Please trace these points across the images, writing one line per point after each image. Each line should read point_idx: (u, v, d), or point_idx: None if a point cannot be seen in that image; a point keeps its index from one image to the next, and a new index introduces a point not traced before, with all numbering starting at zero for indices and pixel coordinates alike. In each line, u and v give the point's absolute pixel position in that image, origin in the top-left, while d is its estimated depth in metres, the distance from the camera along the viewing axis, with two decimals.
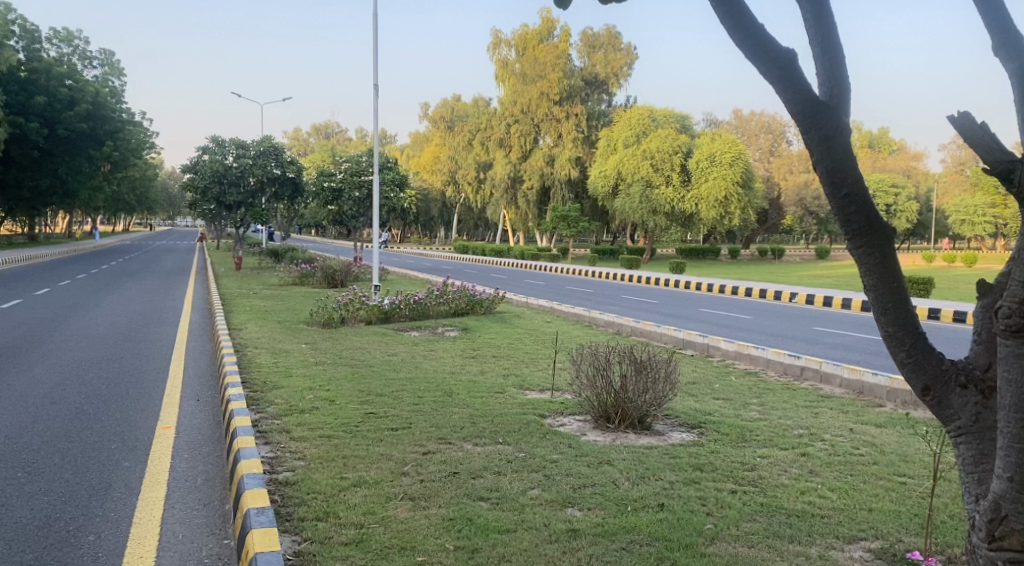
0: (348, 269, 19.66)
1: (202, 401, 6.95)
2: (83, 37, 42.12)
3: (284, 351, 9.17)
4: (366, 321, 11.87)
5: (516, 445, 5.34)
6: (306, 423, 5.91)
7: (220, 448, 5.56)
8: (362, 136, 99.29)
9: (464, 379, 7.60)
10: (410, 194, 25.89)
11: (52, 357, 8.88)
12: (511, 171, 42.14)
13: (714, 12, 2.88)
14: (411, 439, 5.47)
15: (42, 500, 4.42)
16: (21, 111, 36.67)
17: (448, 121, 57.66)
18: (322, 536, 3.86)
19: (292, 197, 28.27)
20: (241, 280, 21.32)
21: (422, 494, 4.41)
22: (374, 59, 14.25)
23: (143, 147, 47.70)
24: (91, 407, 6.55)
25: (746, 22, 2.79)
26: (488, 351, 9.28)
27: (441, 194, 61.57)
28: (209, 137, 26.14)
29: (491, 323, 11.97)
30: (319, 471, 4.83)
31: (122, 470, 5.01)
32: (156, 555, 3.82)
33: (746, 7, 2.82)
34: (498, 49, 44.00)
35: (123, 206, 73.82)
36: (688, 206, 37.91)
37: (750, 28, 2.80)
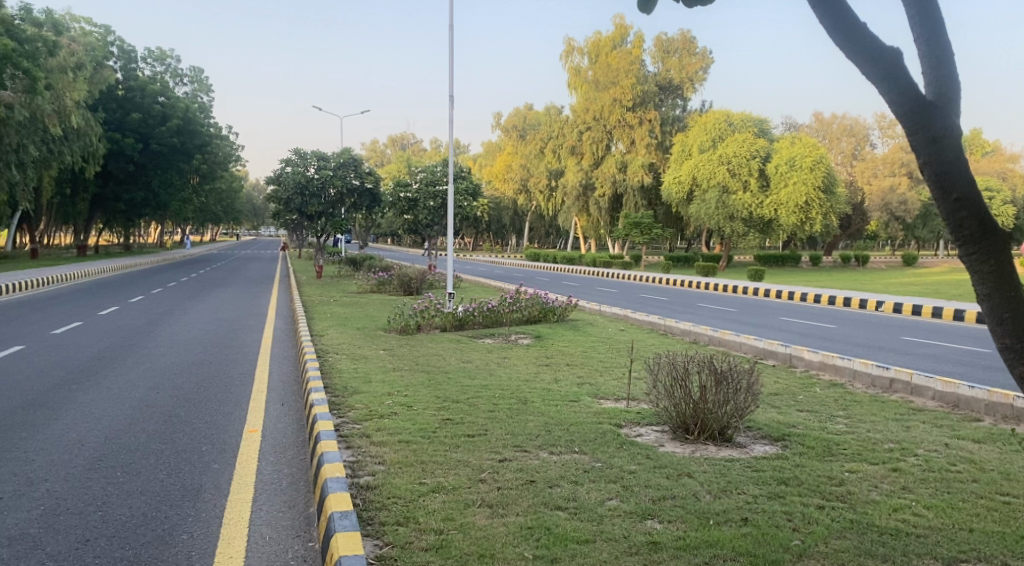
0: (423, 276, 19.91)
1: (287, 406, 7.18)
2: (175, 56, 44.27)
3: (362, 357, 9.38)
4: (441, 328, 12.04)
5: (593, 454, 5.30)
6: (385, 428, 6.00)
7: (304, 451, 5.72)
8: (436, 146, 101.13)
9: (538, 387, 7.61)
10: (484, 203, 26.23)
11: (146, 362, 9.29)
12: (583, 178, 42.07)
13: (814, 14, 2.87)
14: (487, 447, 5.48)
15: (139, 500, 4.62)
16: (118, 127, 39.04)
17: (520, 130, 58.02)
18: (403, 541, 3.92)
19: (369, 207, 28.92)
20: (322, 287, 21.95)
21: (499, 501, 4.41)
22: (449, 70, 14.43)
23: (230, 160, 49.76)
24: (181, 411, 6.82)
25: (846, 21, 2.79)
26: (562, 359, 9.24)
27: (513, 202, 62.03)
28: (291, 150, 27.13)
29: (565, 330, 11.94)
30: (399, 475, 4.90)
31: (212, 472, 5.19)
32: (245, 555, 3.94)
33: (848, 6, 2.80)
34: (570, 57, 44.17)
35: (210, 217, 77.13)
36: (767, 212, 36.92)
37: (849, 27, 2.79)
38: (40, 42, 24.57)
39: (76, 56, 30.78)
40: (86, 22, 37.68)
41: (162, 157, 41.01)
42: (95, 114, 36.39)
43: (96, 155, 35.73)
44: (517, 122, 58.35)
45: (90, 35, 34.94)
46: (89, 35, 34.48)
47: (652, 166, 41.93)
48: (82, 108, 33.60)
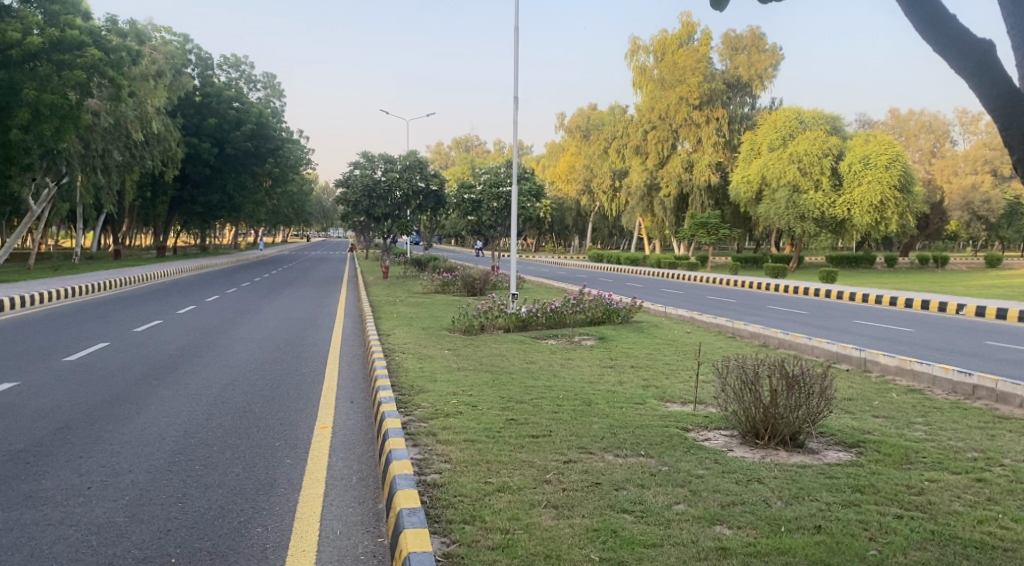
0: (487, 276, 20.00)
1: (356, 403, 7.34)
2: (249, 62, 45.69)
3: (428, 356, 9.49)
4: (505, 328, 12.09)
5: (659, 458, 5.25)
6: (451, 427, 6.06)
7: (373, 448, 5.83)
8: (500, 148, 101.60)
9: (602, 389, 7.56)
10: (548, 203, 26.22)
11: (222, 359, 9.62)
12: (648, 178, 41.64)
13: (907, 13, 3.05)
14: (552, 448, 5.49)
15: (217, 492, 4.79)
16: (196, 132, 40.60)
17: (583, 130, 57.81)
18: (470, 540, 3.95)
19: (434, 208, 29.22)
20: (388, 287, 22.30)
21: (565, 502, 4.42)
22: (514, 72, 14.48)
23: (301, 163, 51.09)
24: (256, 407, 7.04)
25: (939, 20, 2.96)
26: (627, 361, 9.17)
27: (576, 203, 61.86)
28: (360, 153, 27.74)
29: (629, 332, 11.84)
30: (465, 474, 4.94)
31: (285, 467, 5.34)
32: (316, 549, 4.04)
33: (938, 7, 2.97)
34: (636, 56, 43.85)
35: (281, 220, 79.33)
36: (840, 211, 35.76)
37: (942, 24, 2.96)
38: (124, 51, 25.61)
39: (157, 64, 31.98)
40: (167, 31, 39.22)
41: (237, 161, 42.33)
42: (173, 120, 37.82)
43: (175, 159, 37.21)
44: (581, 122, 58.17)
45: (170, 44, 36.29)
46: (169, 44, 35.81)
47: (719, 165, 41.22)
48: (162, 114, 34.92)
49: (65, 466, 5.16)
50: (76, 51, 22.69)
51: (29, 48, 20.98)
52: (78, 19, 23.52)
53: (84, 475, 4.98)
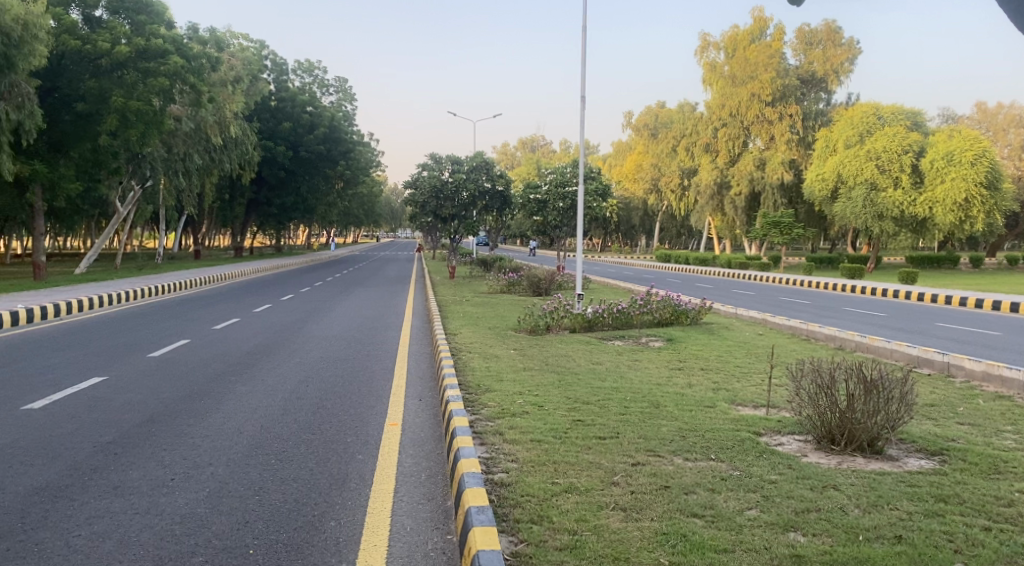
0: (552, 277, 19.98)
1: (424, 401, 7.45)
2: (322, 67, 46.85)
3: (494, 356, 9.53)
4: (570, 329, 12.05)
5: (731, 462, 5.15)
6: (518, 426, 6.09)
7: (441, 446, 5.90)
8: (566, 147, 101.51)
9: (672, 391, 7.45)
10: (615, 203, 26.03)
11: (296, 356, 9.89)
12: (718, 177, 40.98)
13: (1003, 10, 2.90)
14: (620, 450, 5.44)
15: (292, 486, 4.93)
16: (271, 136, 41.94)
17: (651, 128, 57.31)
18: (537, 539, 3.95)
19: (500, 209, 29.37)
20: (455, 287, 22.53)
21: (633, 505, 4.37)
22: (580, 71, 14.43)
23: (371, 165, 52.10)
24: (328, 403, 7.22)
25: None
26: (696, 364, 9.03)
27: (643, 203, 61.26)
28: (428, 155, 28.13)
29: (698, 334, 11.62)
30: (532, 474, 4.95)
31: (357, 462, 5.45)
32: (387, 544, 4.11)
33: None
34: (706, 52, 43.19)
35: (352, 221, 81.04)
36: (921, 210, 34.22)
37: None
38: (205, 59, 26.56)
39: (234, 70, 33.11)
40: (245, 38, 40.57)
41: (310, 164, 43.43)
42: (250, 124, 39.10)
43: (251, 162, 38.46)
44: (648, 121, 57.68)
45: (247, 50, 37.53)
46: (247, 50, 37.06)
47: (792, 163, 40.17)
48: (240, 119, 36.10)
49: (151, 458, 5.39)
50: (160, 59, 23.67)
51: (117, 56, 21.99)
52: (162, 27, 24.56)
53: (168, 467, 5.20)
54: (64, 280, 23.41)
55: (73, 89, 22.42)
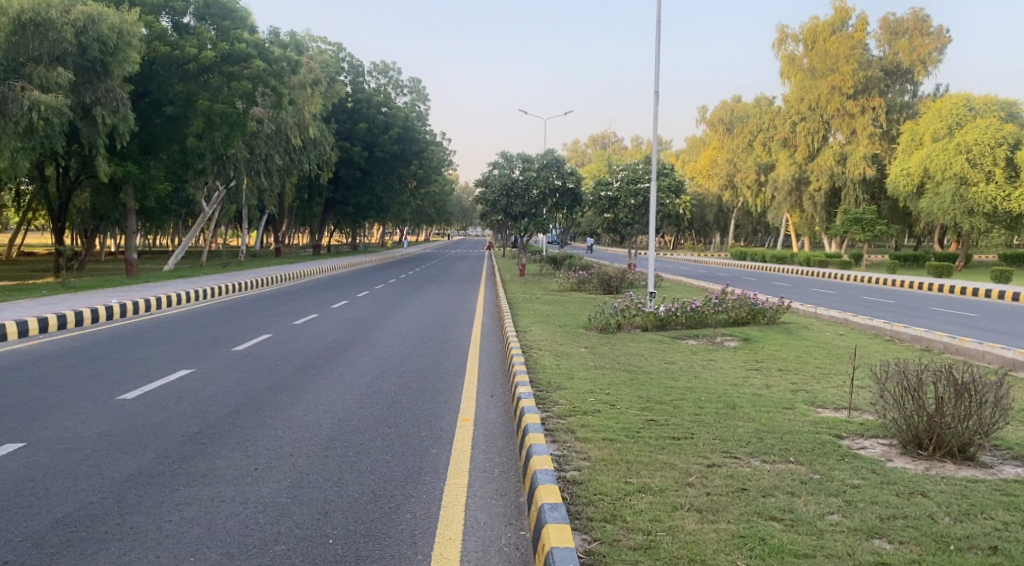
0: (624, 275, 19.79)
1: (496, 397, 7.51)
2: (396, 68, 47.65)
3: (565, 354, 9.50)
4: (643, 328, 11.93)
5: (810, 465, 5.01)
6: (590, 424, 6.07)
7: (513, 443, 5.93)
8: (638, 144, 100.57)
9: (748, 392, 7.29)
10: (688, 200, 25.58)
11: (371, 352, 10.10)
12: (797, 172, 40.02)
13: None
14: (694, 451, 5.35)
15: (369, 478, 5.03)
16: (348, 136, 43.00)
17: (727, 123, 56.27)
18: (611, 538, 3.93)
19: (570, 206, 29.25)
20: (525, 285, 22.55)
21: (709, 507, 4.30)
22: (653, 66, 14.18)
23: (444, 165, 52.75)
24: (403, 398, 7.34)
25: None
26: (773, 364, 8.80)
27: (718, 199, 60.13)
28: (498, 154, 28.34)
29: (776, 334, 11.32)
30: (604, 472, 4.93)
31: (431, 456, 5.53)
32: (461, 537, 4.16)
33: None
34: (784, 45, 42.09)
35: (424, 219, 82.29)
36: (1014, 206, 31.90)
37: None
38: (285, 62, 27.34)
39: (313, 73, 33.97)
40: (322, 41, 41.61)
41: (384, 163, 44.26)
42: (327, 126, 40.09)
43: (328, 162, 39.42)
44: (723, 116, 56.67)
45: (325, 53, 38.53)
46: (325, 53, 38.05)
47: (875, 157, 38.67)
48: (319, 121, 37.07)
49: (235, 448, 5.59)
50: (244, 63, 24.51)
51: (204, 61, 22.84)
52: (245, 33, 25.35)
53: (252, 457, 5.39)
54: (153, 276, 24.51)
55: (163, 93, 23.37)
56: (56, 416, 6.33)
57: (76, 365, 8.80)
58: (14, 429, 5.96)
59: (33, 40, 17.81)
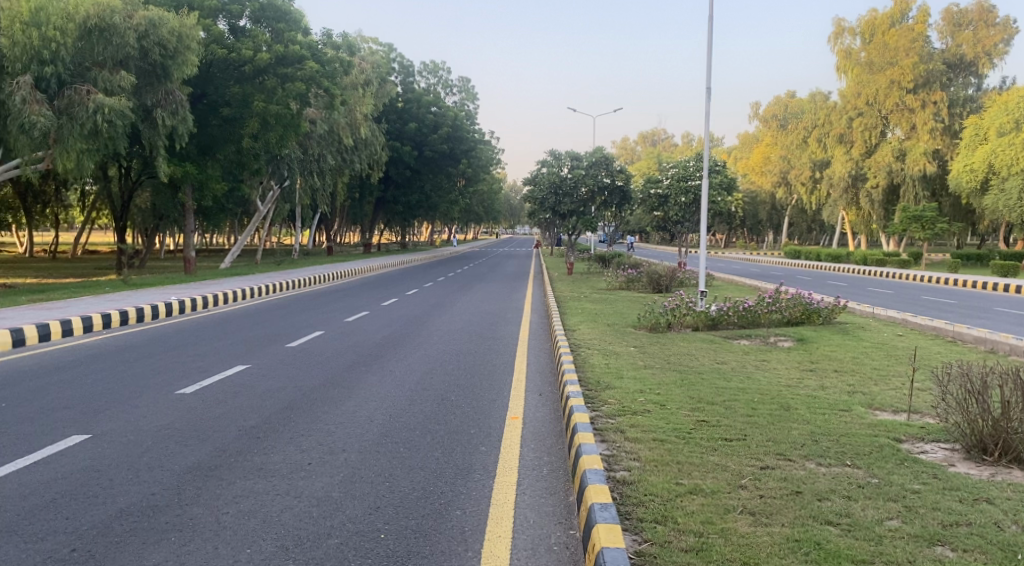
0: (674, 274, 19.58)
1: (544, 396, 7.50)
2: (446, 68, 48.00)
3: (614, 353, 9.42)
4: (693, 327, 11.79)
5: (868, 469, 4.88)
6: (640, 425, 6.01)
7: (563, 442, 5.92)
8: (689, 140, 99.42)
9: (802, 393, 7.14)
10: (740, 197, 25.16)
11: (421, 349, 10.19)
12: (853, 169, 39.15)
13: None
14: (747, 453, 5.27)
15: (420, 474, 5.07)
16: (398, 136, 43.48)
17: (780, 119, 55.28)
18: (662, 540, 3.89)
19: (619, 204, 29.07)
20: (574, 283, 22.49)
21: (763, 509, 4.22)
22: (705, 61, 13.94)
23: (492, 163, 52.97)
24: (452, 395, 7.39)
25: None
26: (829, 365, 8.60)
27: (771, 197, 59.08)
28: (547, 152, 28.33)
29: (831, 334, 11.06)
30: (655, 473, 4.88)
31: (480, 453, 5.55)
32: (512, 535, 4.16)
33: None
34: (840, 38, 41.16)
35: (473, 218, 82.80)
36: None
37: None
38: (337, 63, 27.76)
39: (364, 73, 34.44)
40: (374, 42, 42.17)
41: (433, 162, 44.63)
42: (378, 125, 40.56)
43: (379, 161, 39.90)
44: (777, 112, 55.66)
45: (376, 53, 39.06)
46: (376, 54, 38.58)
47: (937, 153, 37.45)
48: (370, 121, 37.56)
49: (290, 443, 5.69)
50: (298, 64, 24.92)
51: (259, 63, 23.34)
52: (298, 34, 25.79)
53: (307, 451, 5.48)
54: (210, 273, 25.12)
55: (220, 94, 23.91)
56: (119, 409, 6.53)
57: (138, 359, 9.08)
58: (80, 420, 6.17)
59: (98, 45, 18.19)
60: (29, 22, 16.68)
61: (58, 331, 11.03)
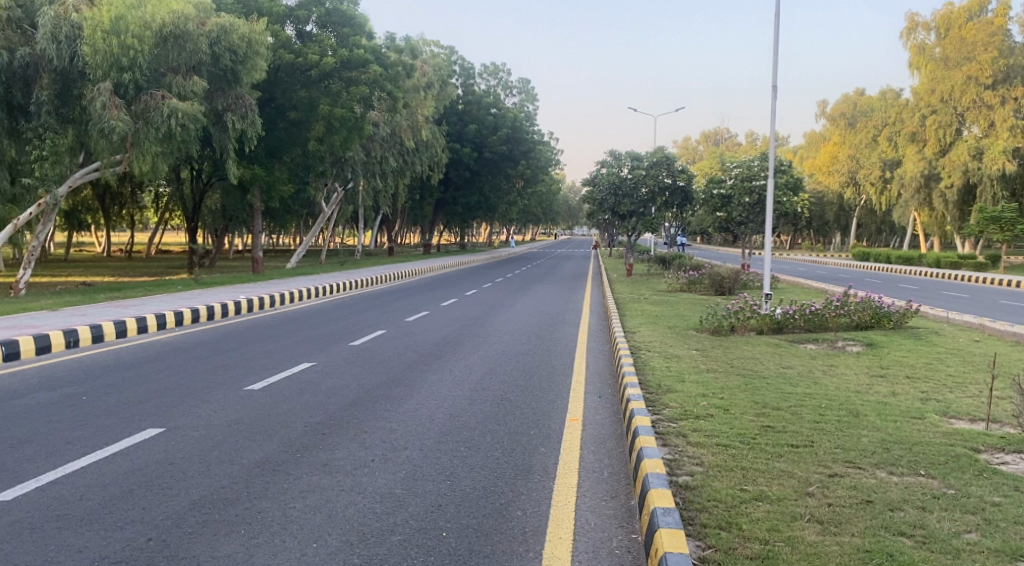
0: (737, 276, 19.22)
1: (603, 398, 7.45)
2: (506, 70, 48.17)
3: (675, 356, 9.29)
4: (757, 331, 11.51)
5: (944, 480, 4.69)
6: (702, 429, 5.91)
7: (623, 444, 5.87)
8: (752, 140, 97.58)
9: (872, 400, 6.91)
10: (806, 197, 24.48)
11: (480, 350, 10.22)
12: (926, 169, 37.93)
13: None
14: (815, 459, 5.13)
15: (480, 474, 5.09)
16: (459, 138, 43.84)
17: (848, 118, 53.85)
18: (726, 546, 3.82)
19: (681, 205, 28.66)
20: (635, 285, 22.28)
21: (832, 518, 4.10)
22: (772, 58, 13.58)
23: (551, 164, 52.93)
24: (512, 396, 7.39)
25: None
26: (901, 371, 8.31)
27: (839, 197, 57.52)
28: (607, 153, 28.18)
29: (904, 339, 10.69)
30: (719, 479, 4.79)
31: (541, 455, 5.54)
32: (573, 537, 4.14)
33: None
34: (913, 33, 39.87)
35: (531, 218, 83.03)
36: None
37: None
38: (400, 66, 28.15)
39: (426, 76, 34.89)
40: (435, 45, 42.63)
41: (493, 164, 44.83)
42: (439, 128, 40.95)
43: (440, 163, 40.27)
44: (845, 110, 54.21)
45: (438, 56, 39.51)
46: (437, 57, 38.96)
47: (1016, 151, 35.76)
48: (431, 123, 37.98)
49: (354, 440, 5.79)
50: (362, 68, 25.36)
51: (325, 67, 23.85)
52: (363, 39, 26.22)
53: (370, 448, 5.56)
54: (276, 273, 25.72)
55: (287, 98, 24.50)
56: (189, 404, 6.75)
57: (208, 356, 9.37)
58: (153, 414, 6.41)
59: (172, 52, 18.85)
60: (110, 31, 17.11)
61: (134, 328, 11.46)
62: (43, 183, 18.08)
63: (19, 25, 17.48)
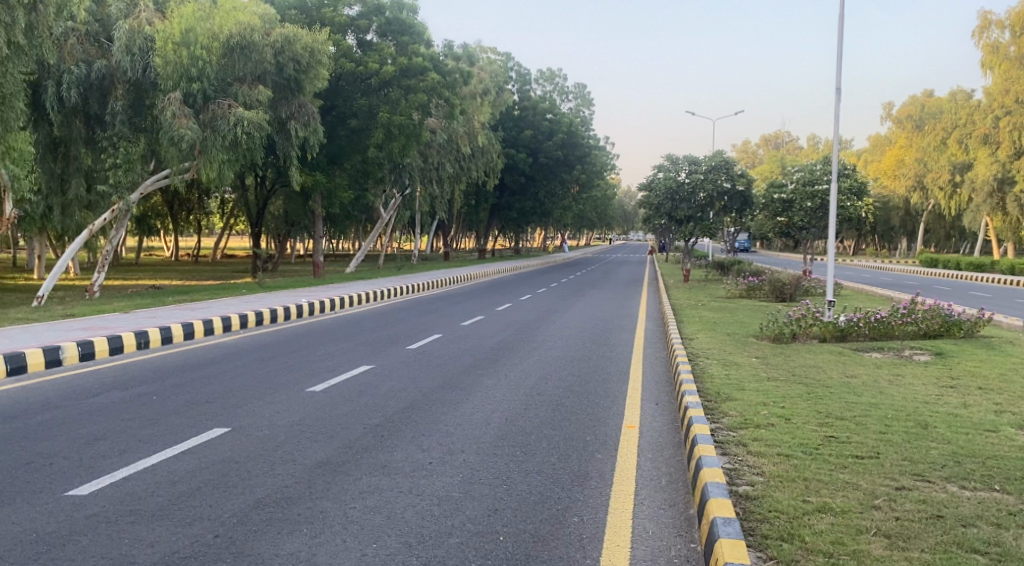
0: (798, 282, 18.84)
1: (661, 405, 7.37)
2: (562, 75, 48.20)
3: (734, 364, 9.14)
4: (820, 338, 11.24)
5: (1020, 496, 4.51)
6: (763, 439, 5.79)
7: (682, 453, 5.79)
8: (814, 144, 95.41)
9: (941, 411, 6.67)
10: (871, 201, 23.79)
11: (535, 354, 10.23)
12: (999, 172, 36.64)
13: None
14: (880, 471, 4.99)
15: (536, 479, 5.09)
16: (514, 143, 44.14)
17: (915, 120, 52.31)
18: (789, 558, 3.73)
19: (740, 210, 28.20)
20: (692, 291, 22.04)
21: (899, 533, 3.98)
22: (836, 58, 13.23)
23: (606, 170, 52.78)
24: (568, 401, 7.37)
25: None
26: (973, 381, 8.01)
27: (905, 202, 55.88)
28: (664, 157, 27.98)
29: (975, 349, 10.30)
30: (780, 489, 4.69)
31: (598, 461, 5.51)
32: (630, 546, 4.11)
33: None
34: (986, 32, 38.45)
35: (586, 223, 82.80)
36: None
37: None
38: (458, 73, 28.49)
39: (482, 83, 35.20)
40: (492, 52, 42.96)
41: (548, 169, 44.89)
42: (495, 134, 41.22)
43: (495, 168, 40.48)
44: (912, 112, 52.70)
45: (494, 62, 39.79)
46: (494, 64, 39.23)
47: None
48: (487, 129, 38.25)
49: (411, 442, 5.86)
50: (420, 76, 25.75)
51: (384, 75, 24.32)
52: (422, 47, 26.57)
53: (427, 451, 5.62)
54: (336, 277, 26.21)
55: (348, 106, 25.03)
56: (253, 405, 6.93)
57: (269, 359, 9.59)
58: (220, 414, 6.59)
59: (240, 62, 19.45)
60: (181, 43, 17.74)
61: (201, 330, 11.81)
62: (117, 190, 18.31)
63: (97, 39, 18.32)
